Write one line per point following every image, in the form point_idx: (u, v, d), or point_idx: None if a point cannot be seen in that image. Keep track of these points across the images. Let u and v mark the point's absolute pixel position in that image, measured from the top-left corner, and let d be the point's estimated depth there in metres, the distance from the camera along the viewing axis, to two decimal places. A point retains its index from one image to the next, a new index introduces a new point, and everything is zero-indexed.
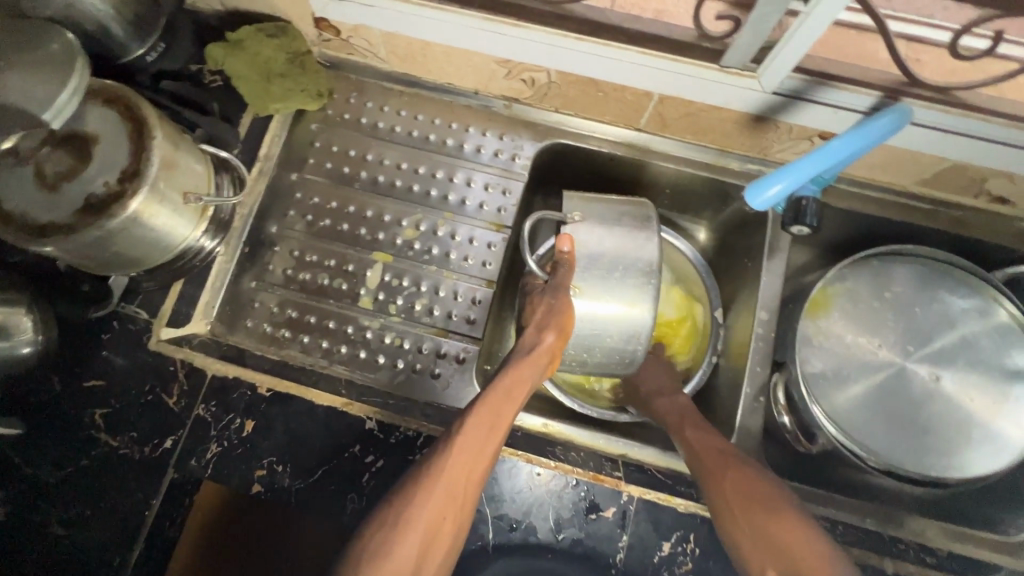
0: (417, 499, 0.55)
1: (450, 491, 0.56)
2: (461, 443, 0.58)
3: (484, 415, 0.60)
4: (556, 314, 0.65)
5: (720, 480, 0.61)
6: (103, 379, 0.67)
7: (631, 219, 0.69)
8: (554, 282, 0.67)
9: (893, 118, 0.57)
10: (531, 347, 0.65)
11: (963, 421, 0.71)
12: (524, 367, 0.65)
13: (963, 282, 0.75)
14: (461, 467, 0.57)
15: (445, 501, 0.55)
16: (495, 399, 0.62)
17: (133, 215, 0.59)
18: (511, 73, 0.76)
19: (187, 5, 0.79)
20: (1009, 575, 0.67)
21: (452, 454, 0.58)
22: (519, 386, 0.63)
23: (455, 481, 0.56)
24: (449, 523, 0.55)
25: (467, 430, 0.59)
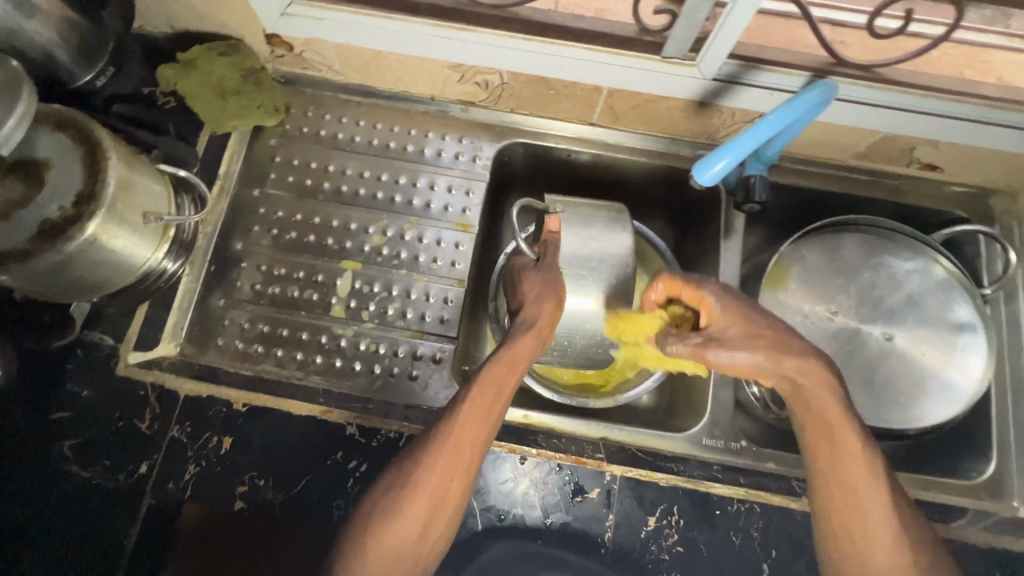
0: (423, 464, 0.58)
1: (455, 459, 0.58)
2: (466, 410, 0.60)
3: (489, 383, 0.61)
4: (552, 289, 0.67)
5: (843, 501, 0.59)
6: (69, 410, 0.66)
7: (606, 214, 0.72)
8: (547, 261, 0.69)
9: (821, 91, 0.61)
10: (533, 321, 0.65)
11: (918, 374, 0.75)
12: (527, 336, 0.65)
13: (904, 245, 0.80)
14: (465, 434, 0.59)
15: (450, 465, 0.58)
16: (498, 370, 0.62)
17: (90, 238, 0.58)
18: (465, 76, 0.78)
19: (135, 29, 0.79)
20: (974, 515, 0.71)
21: (456, 421, 0.59)
22: (521, 358, 0.64)
23: (460, 447, 0.59)
24: (456, 485, 0.58)
25: (472, 398, 0.60)
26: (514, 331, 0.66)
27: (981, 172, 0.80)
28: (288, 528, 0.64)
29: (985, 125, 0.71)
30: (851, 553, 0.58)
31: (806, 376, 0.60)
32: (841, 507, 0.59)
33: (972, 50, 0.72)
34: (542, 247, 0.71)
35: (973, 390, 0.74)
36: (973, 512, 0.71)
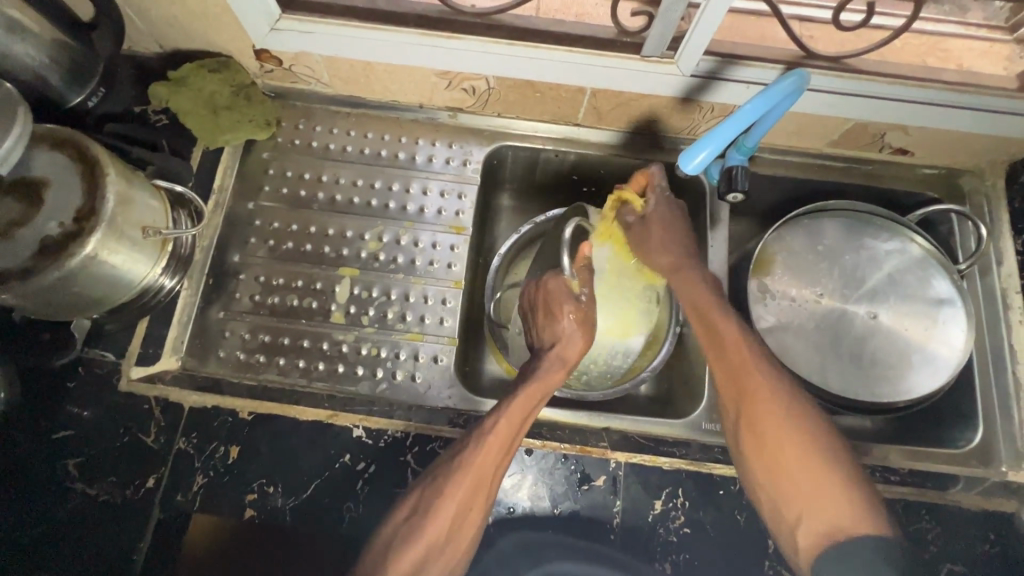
0: (447, 492, 0.59)
1: (477, 487, 0.60)
2: (490, 442, 0.61)
3: (512, 416, 0.63)
4: (586, 326, 0.71)
5: (754, 402, 0.65)
6: (74, 428, 0.66)
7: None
8: (585, 295, 0.73)
9: (793, 82, 0.64)
10: (566, 356, 0.70)
11: (903, 349, 0.78)
12: (557, 370, 0.68)
13: (882, 227, 0.83)
14: (489, 464, 0.61)
15: (472, 493, 0.60)
16: (526, 402, 0.64)
17: (92, 253, 0.58)
18: (453, 83, 0.80)
19: (125, 50, 0.80)
20: (966, 481, 0.73)
21: (480, 452, 0.61)
22: (547, 390, 0.67)
23: (482, 477, 0.60)
24: (474, 514, 0.60)
25: (496, 429, 0.62)
26: (543, 361, 0.68)
27: (949, 155, 0.84)
28: (299, 535, 0.64)
29: (951, 109, 0.75)
30: (753, 441, 0.64)
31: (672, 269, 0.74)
32: (731, 392, 0.66)
33: (932, 40, 0.76)
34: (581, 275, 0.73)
35: (957, 360, 0.76)
36: (965, 479, 0.73)
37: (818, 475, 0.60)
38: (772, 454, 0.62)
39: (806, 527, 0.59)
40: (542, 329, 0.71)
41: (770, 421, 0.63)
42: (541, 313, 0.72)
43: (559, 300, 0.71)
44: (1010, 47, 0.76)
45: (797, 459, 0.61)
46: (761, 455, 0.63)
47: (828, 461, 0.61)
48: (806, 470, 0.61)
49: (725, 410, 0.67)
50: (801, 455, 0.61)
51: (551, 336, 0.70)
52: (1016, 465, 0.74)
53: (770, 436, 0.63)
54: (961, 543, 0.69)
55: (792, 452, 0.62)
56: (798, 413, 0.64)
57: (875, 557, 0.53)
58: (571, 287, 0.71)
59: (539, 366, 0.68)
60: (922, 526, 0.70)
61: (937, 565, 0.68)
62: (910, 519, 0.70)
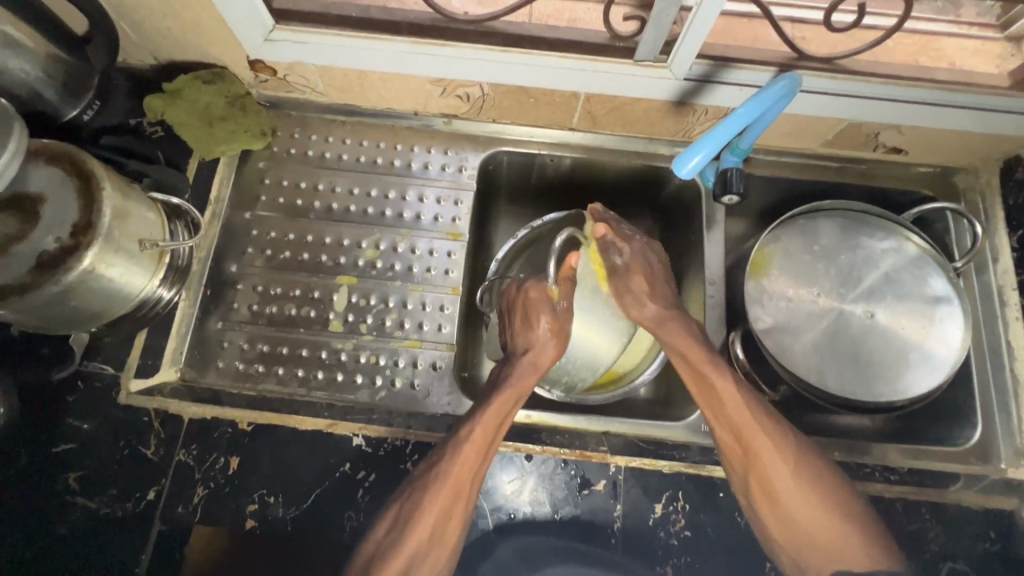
0: (425, 501, 0.61)
1: (455, 494, 0.62)
2: (465, 450, 0.63)
3: (485, 425, 0.64)
4: (563, 336, 0.70)
5: (767, 471, 0.64)
6: (74, 442, 0.66)
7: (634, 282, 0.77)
8: (562, 305, 0.71)
9: (785, 84, 0.64)
10: (539, 362, 0.69)
11: (900, 347, 0.78)
12: (530, 376, 0.68)
13: (877, 226, 0.84)
14: (464, 471, 0.62)
15: (451, 501, 0.61)
16: (496, 409, 0.65)
17: (89, 267, 0.59)
18: (447, 91, 0.80)
19: (120, 63, 0.80)
20: (966, 479, 0.73)
21: (457, 460, 0.62)
22: (519, 396, 0.67)
23: (459, 484, 0.62)
24: (456, 519, 0.62)
25: (471, 438, 0.63)
26: (517, 367, 0.69)
27: (943, 153, 0.85)
28: (299, 544, 0.64)
29: (945, 108, 0.75)
30: (765, 498, 0.64)
31: (664, 331, 0.70)
32: (737, 452, 0.66)
33: (924, 39, 0.77)
34: (563, 284, 0.71)
35: (955, 357, 0.76)
36: (965, 477, 0.73)
37: (835, 525, 0.63)
38: (790, 516, 0.64)
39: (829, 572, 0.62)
40: (517, 334, 0.71)
41: (781, 478, 0.64)
42: (518, 320, 0.71)
43: (536, 308, 0.70)
44: (1002, 45, 0.77)
45: (811, 512, 0.63)
46: (776, 511, 0.64)
47: (839, 508, 0.63)
48: (823, 521, 0.63)
49: (730, 468, 0.67)
50: (814, 510, 0.63)
51: (525, 343, 0.70)
52: (1015, 462, 0.75)
53: (783, 491, 0.64)
54: (962, 541, 0.69)
55: (805, 506, 0.63)
56: (803, 462, 0.65)
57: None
58: (550, 296, 0.70)
59: (512, 372, 0.68)
60: (922, 525, 0.70)
61: (939, 564, 0.68)
62: (911, 518, 0.70)
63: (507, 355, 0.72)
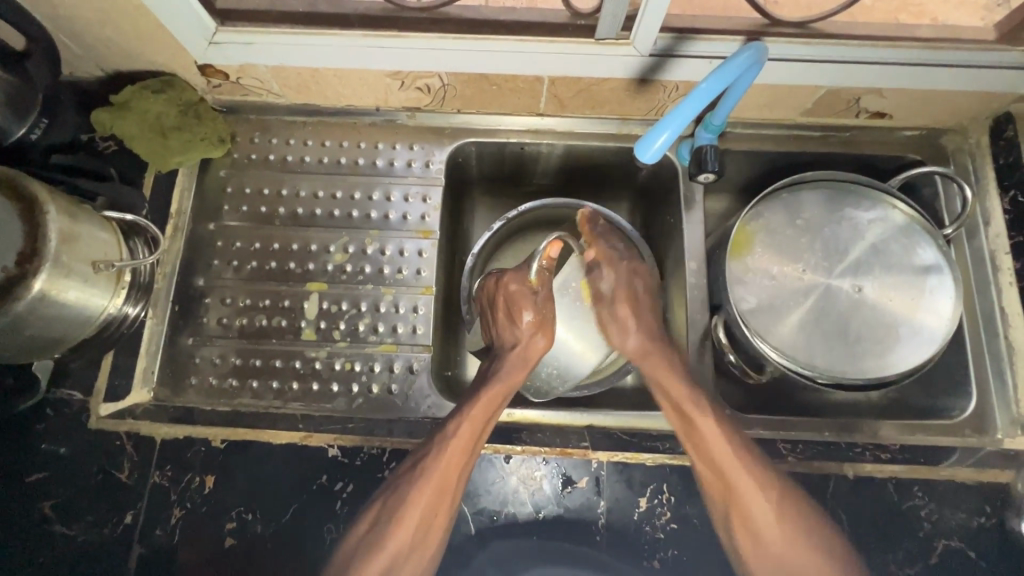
0: (411, 498, 0.60)
1: (440, 491, 0.61)
2: (453, 446, 0.62)
3: (470, 422, 0.63)
4: (547, 327, 0.70)
5: (749, 509, 0.63)
6: (46, 471, 0.65)
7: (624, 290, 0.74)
8: (542, 294, 0.70)
9: (751, 54, 0.60)
10: (525, 352, 0.68)
11: (891, 321, 0.76)
12: (520, 369, 0.68)
13: (864, 195, 0.80)
14: (450, 468, 0.61)
15: (437, 498, 0.61)
16: (481, 408, 0.64)
17: (40, 294, 0.57)
18: (406, 83, 0.77)
19: (67, 77, 0.77)
20: (962, 453, 0.71)
21: (443, 458, 0.61)
22: (503, 393, 0.66)
23: (447, 478, 0.61)
24: (439, 517, 0.61)
25: (458, 433, 0.62)
26: (506, 361, 0.68)
27: (929, 114, 0.81)
28: (278, 559, 0.64)
29: (926, 68, 0.71)
30: (747, 539, 0.63)
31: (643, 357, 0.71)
32: (718, 489, 0.64)
33: None
34: (542, 276, 0.70)
35: (945, 330, 0.74)
36: (959, 451, 0.71)
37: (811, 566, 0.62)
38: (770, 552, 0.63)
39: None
40: (502, 330, 0.70)
41: (761, 517, 0.63)
42: (502, 314, 0.70)
43: (519, 301, 0.69)
44: None
45: (791, 552, 0.62)
46: (757, 547, 0.63)
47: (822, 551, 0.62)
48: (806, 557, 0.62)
49: (710, 504, 0.65)
50: (794, 545, 0.62)
51: (511, 338, 0.70)
52: (1011, 432, 0.73)
53: (765, 530, 0.63)
54: (956, 517, 0.68)
55: (787, 545, 0.62)
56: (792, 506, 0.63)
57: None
58: (529, 287, 0.70)
59: (502, 367, 0.67)
60: (915, 503, 0.68)
61: (933, 542, 0.67)
62: (902, 497, 0.68)
63: (496, 350, 0.71)
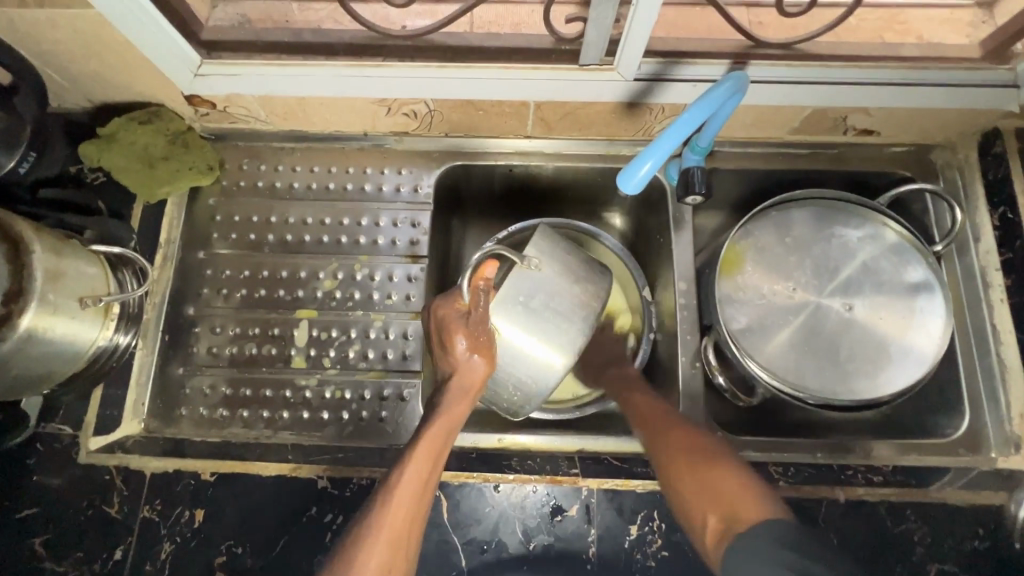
0: (361, 553, 0.54)
1: (392, 542, 0.56)
2: (397, 494, 0.58)
3: (415, 468, 0.59)
4: (486, 349, 0.63)
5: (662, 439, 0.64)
6: (37, 506, 0.65)
7: (582, 288, 0.65)
8: (476, 315, 0.62)
9: (733, 82, 0.61)
10: (462, 381, 0.64)
11: (881, 341, 0.75)
12: (462, 401, 0.64)
13: (852, 214, 0.80)
14: (400, 514, 0.57)
15: (392, 550, 0.55)
16: (426, 448, 0.60)
17: (26, 333, 0.57)
18: (392, 110, 0.77)
19: (55, 109, 0.78)
20: (955, 474, 0.71)
21: (388, 508, 0.57)
22: (450, 423, 0.63)
23: (395, 528, 0.56)
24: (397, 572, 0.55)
25: (402, 479, 0.59)
26: (446, 394, 0.64)
27: (917, 132, 0.81)
28: None
29: (911, 87, 0.71)
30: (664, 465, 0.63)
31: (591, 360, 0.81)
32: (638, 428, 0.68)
33: (888, 14, 0.73)
34: (473, 296, 0.62)
35: (935, 351, 0.74)
36: (952, 471, 0.71)
37: (720, 486, 0.58)
38: (685, 480, 0.60)
39: (715, 521, 0.56)
40: (441, 359, 0.66)
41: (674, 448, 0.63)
42: (438, 341, 0.66)
43: (451, 325, 0.64)
44: (973, 11, 0.73)
45: (700, 476, 0.59)
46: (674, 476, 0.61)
47: (732, 476, 0.58)
48: (716, 482, 0.58)
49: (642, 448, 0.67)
50: (706, 475, 0.59)
51: (449, 367, 0.65)
52: (1004, 451, 0.72)
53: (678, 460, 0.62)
54: (950, 539, 0.67)
55: (696, 469, 0.60)
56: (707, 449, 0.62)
57: (772, 543, 0.50)
58: (459, 307, 0.64)
59: (443, 399, 0.64)
60: (907, 526, 0.68)
61: (926, 566, 0.66)
62: (895, 520, 0.68)
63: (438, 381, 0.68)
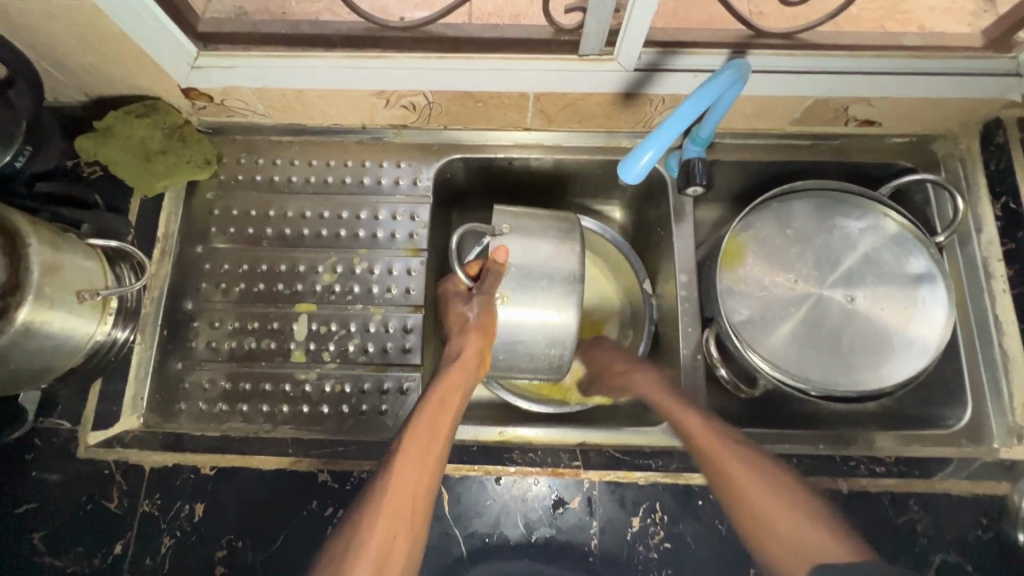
0: (366, 519, 0.55)
1: (395, 511, 0.55)
2: (400, 460, 0.58)
3: (424, 422, 0.60)
4: (480, 308, 0.66)
5: (731, 474, 0.61)
6: (36, 502, 0.65)
7: (556, 233, 0.69)
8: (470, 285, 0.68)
9: (734, 70, 0.60)
10: (458, 353, 0.66)
11: (883, 332, 0.75)
12: (457, 375, 0.64)
13: (854, 205, 0.80)
14: (404, 480, 0.56)
15: (396, 519, 0.55)
16: (427, 414, 0.61)
17: (23, 327, 0.57)
18: (390, 102, 0.76)
19: (51, 103, 0.77)
20: (958, 464, 0.71)
21: (392, 473, 0.57)
22: (451, 394, 0.63)
23: (400, 495, 0.56)
24: (401, 541, 0.54)
25: (406, 446, 0.58)
26: (439, 372, 0.66)
27: (918, 122, 0.80)
28: None
29: (913, 76, 0.71)
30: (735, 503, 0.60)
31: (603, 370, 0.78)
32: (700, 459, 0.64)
33: (888, 4, 0.72)
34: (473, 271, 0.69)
35: (938, 341, 0.73)
36: (955, 462, 0.71)
37: (798, 531, 0.56)
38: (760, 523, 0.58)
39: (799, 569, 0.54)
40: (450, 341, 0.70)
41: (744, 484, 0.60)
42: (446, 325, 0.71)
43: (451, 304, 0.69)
44: (974, 1, 0.72)
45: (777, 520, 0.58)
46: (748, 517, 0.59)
47: (810, 521, 0.57)
48: (794, 527, 0.57)
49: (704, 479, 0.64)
50: (783, 517, 0.57)
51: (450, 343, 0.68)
52: (1007, 441, 0.72)
53: (753, 499, 0.59)
54: (954, 530, 0.67)
55: (772, 512, 0.58)
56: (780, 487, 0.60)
57: None
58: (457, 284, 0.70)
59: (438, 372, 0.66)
60: (911, 517, 0.67)
61: (930, 556, 0.66)
62: (898, 511, 0.67)
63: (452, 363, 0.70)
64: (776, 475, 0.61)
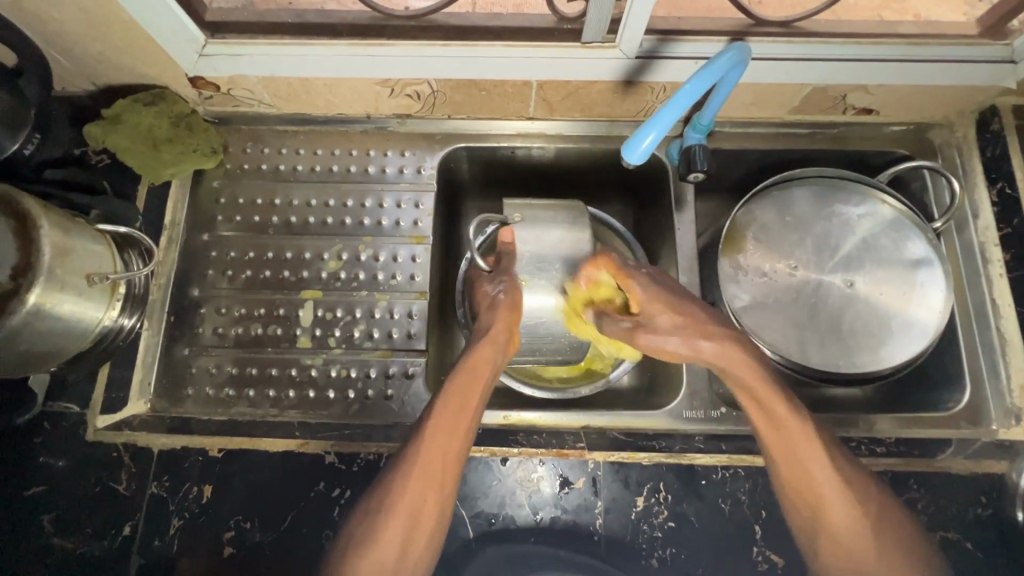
0: (400, 488, 0.57)
1: (426, 482, 0.57)
2: (430, 432, 0.59)
3: (453, 396, 0.61)
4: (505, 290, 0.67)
5: (814, 482, 0.59)
6: (46, 484, 0.65)
7: (565, 219, 0.70)
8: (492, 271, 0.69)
9: (737, 53, 0.62)
10: (488, 327, 0.66)
11: (883, 315, 0.76)
12: (487, 349, 0.64)
13: (853, 192, 0.81)
14: (433, 453, 0.58)
15: (424, 491, 0.57)
16: (457, 386, 0.62)
17: (34, 308, 0.57)
18: (395, 91, 0.77)
19: (58, 92, 0.78)
20: (957, 445, 0.72)
21: (422, 445, 0.58)
22: (481, 367, 0.63)
23: (431, 467, 0.58)
24: (431, 504, 0.57)
25: (436, 418, 0.60)
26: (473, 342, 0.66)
27: (915, 110, 0.82)
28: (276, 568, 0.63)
29: (909, 63, 0.72)
30: (806, 505, 0.60)
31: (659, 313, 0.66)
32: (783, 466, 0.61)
33: None
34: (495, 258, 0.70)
35: (937, 323, 0.74)
36: (954, 443, 0.72)
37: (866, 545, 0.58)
38: (827, 528, 0.59)
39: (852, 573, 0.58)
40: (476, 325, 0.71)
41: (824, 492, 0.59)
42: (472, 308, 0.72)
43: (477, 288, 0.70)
44: None
45: (847, 529, 0.58)
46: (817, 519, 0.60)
47: (882, 536, 0.58)
48: (862, 540, 0.58)
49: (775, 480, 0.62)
50: (854, 527, 0.58)
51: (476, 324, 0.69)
52: (1006, 423, 0.73)
53: (829, 507, 0.59)
54: (953, 508, 0.68)
55: (845, 522, 0.59)
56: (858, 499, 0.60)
57: None
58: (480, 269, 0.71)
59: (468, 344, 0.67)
60: (911, 495, 0.68)
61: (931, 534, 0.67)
62: (899, 490, 0.68)
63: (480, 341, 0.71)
64: (859, 486, 0.60)
